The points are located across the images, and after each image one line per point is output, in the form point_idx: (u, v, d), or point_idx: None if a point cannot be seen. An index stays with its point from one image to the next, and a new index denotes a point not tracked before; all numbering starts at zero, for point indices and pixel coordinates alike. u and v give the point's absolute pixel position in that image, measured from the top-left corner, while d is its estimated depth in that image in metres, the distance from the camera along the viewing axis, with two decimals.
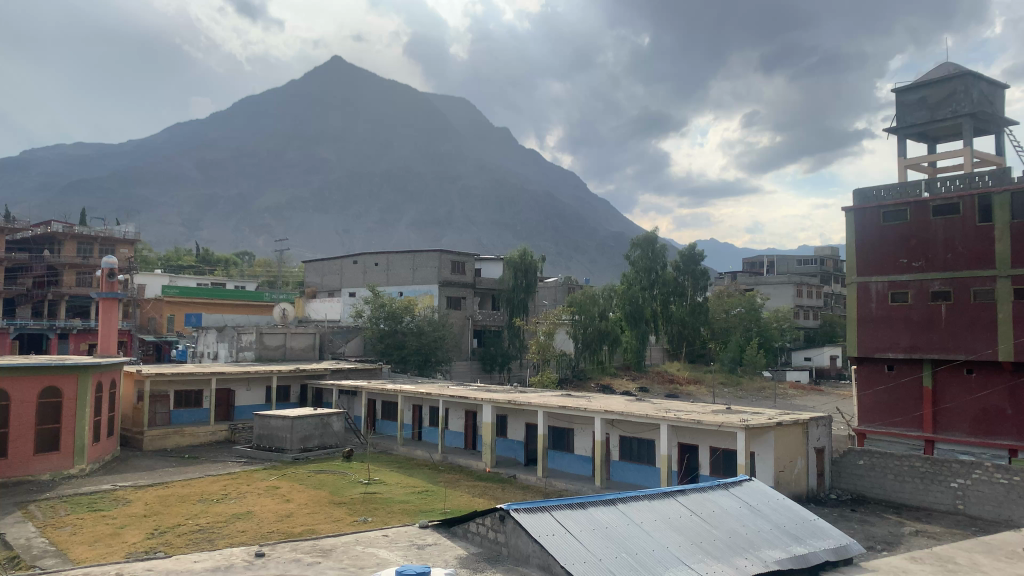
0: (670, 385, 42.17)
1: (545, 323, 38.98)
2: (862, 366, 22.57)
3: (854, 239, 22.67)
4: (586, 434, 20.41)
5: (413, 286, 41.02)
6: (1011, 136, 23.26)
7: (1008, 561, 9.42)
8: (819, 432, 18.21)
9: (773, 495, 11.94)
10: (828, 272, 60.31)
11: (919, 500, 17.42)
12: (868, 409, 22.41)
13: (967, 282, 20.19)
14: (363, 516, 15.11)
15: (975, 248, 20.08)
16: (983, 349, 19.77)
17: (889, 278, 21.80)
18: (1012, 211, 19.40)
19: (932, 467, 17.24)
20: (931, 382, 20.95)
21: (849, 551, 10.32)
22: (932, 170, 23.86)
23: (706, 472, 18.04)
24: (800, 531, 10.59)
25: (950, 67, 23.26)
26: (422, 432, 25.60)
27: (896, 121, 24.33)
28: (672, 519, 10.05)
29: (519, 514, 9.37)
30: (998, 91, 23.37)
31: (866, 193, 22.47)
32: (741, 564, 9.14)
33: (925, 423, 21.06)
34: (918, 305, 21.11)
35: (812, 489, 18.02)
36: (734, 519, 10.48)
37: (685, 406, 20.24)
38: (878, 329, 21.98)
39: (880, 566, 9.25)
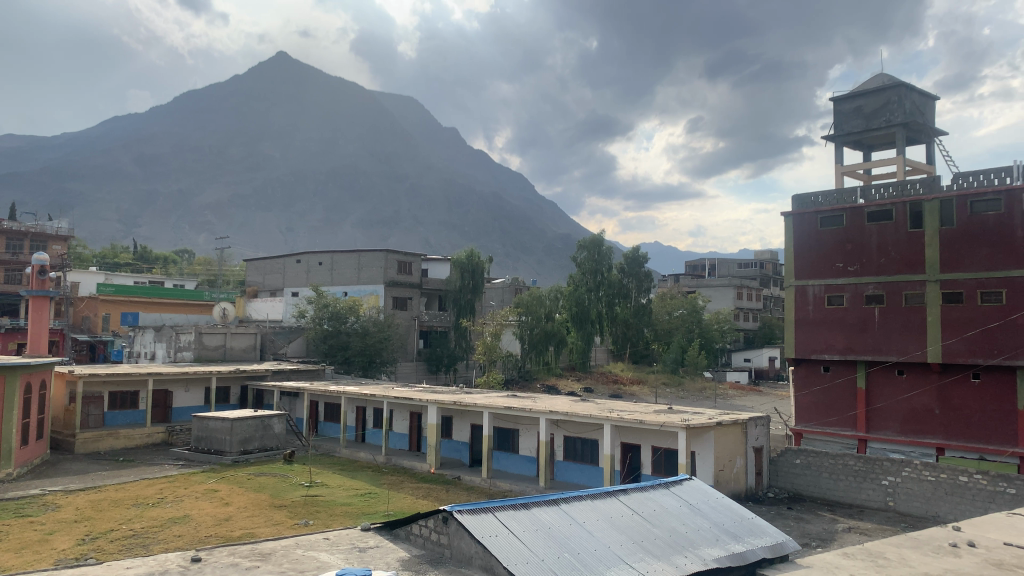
0: (614, 385, 42.62)
1: (492, 323, 39.06)
2: (799, 367, 23.14)
3: (793, 243, 23.24)
4: (531, 435, 20.50)
5: (358, 286, 40.55)
6: (941, 146, 24.16)
7: (935, 555, 9.76)
8: (757, 432, 18.60)
9: (712, 494, 12.14)
10: (767, 275, 61.81)
11: (852, 497, 17.95)
12: (805, 409, 23.00)
13: (899, 286, 20.86)
14: (305, 519, 14.91)
15: (907, 254, 20.75)
16: (913, 351, 20.49)
17: (825, 281, 22.39)
18: (942, 218, 20.11)
19: (865, 465, 17.77)
20: (865, 382, 21.60)
21: (785, 548, 10.57)
22: (867, 178, 24.60)
23: (648, 472, 18.29)
24: (739, 529, 10.81)
25: (885, 78, 24.02)
26: (365, 433, 25.38)
27: (833, 129, 25.04)
28: (614, 518, 10.16)
29: (462, 515, 9.35)
30: (929, 102, 24.24)
31: (804, 199, 23.05)
32: (681, 563, 9.26)
33: (859, 422, 21.71)
34: (853, 308, 21.75)
35: (750, 487, 18.39)
36: (675, 518, 10.64)
37: (628, 406, 20.46)
38: (815, 332, 22.57)
39: (815, 562, 9.48)
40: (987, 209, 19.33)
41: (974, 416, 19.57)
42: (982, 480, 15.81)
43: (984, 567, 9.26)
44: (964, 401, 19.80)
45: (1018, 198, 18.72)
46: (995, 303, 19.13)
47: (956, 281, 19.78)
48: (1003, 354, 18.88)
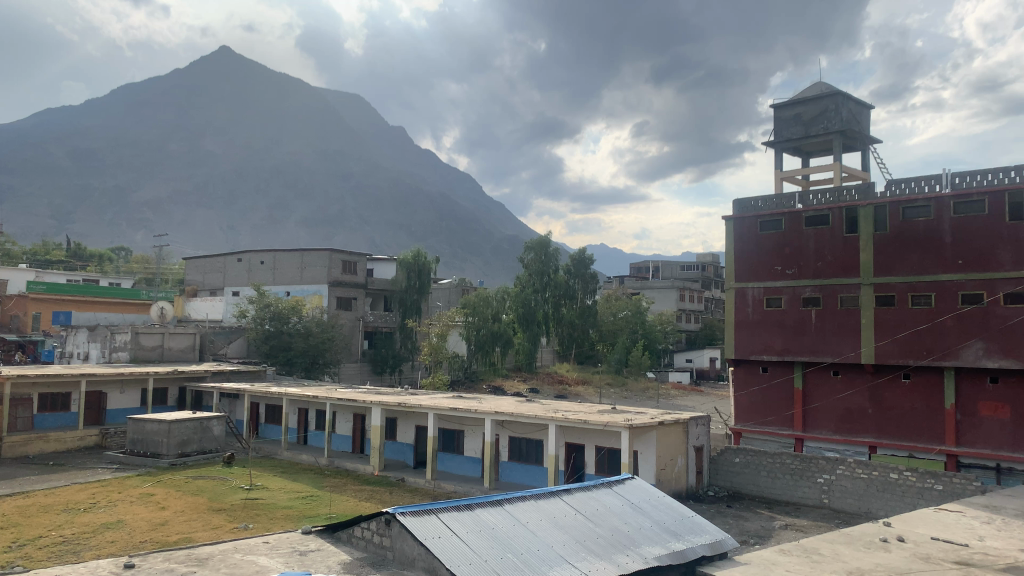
0: (560, 386, 42.76)
1: (438, 324, 38.92)
2: (738, 367, 23.62)
3: (733, 246, 23.70)
4: (476, 436, 20.48)
5: (301, 286, 39.91)
6: (875, 153, 24.96)
7: (866, 550, 10.07)
8: (698, 432, 18.93)
9: (653, 492, 12.32)
10: (709, 278, 62.95)
11: (789, 495, 18.40)
12: (744, 409, 23.49)
13: (835, 289, 21.44)
14: (244, 522, 14.64)
15: (843, 258, 21.34)
16: (848, 352, 21.10)
17: (764, 284, 22.90)
18: (875, 223, 20.73)
19: (801, 464, 18.21)
20: (802, 383, 22.16)
21: (724, 545, 10.78)
22: (805, 184, 25.24)
23: (592, 471, 18.46)
24: (679, 527, 10.98)
25: (823, 86, 24.69)
26: (307, 436, 25.05)
27: (773, 135, 25.62)
28: (557, 518, 10.21)
29: (405, 518, 9.28)
30: (864, 110, 25.01)
31: (745, 203, 23.55)
32: (622, 562, 9.36)
33: (796, 421, 22.26)
34: (790, 310, 22.29)
35: (691, 486, 18.70)
36: (616, 517, 10.75)
37: (573, 407, 20.58)
38: (754, 333, 23.05)
39: (752, 559, 9.68)
40: (918, 215, 20.01)
41: (905, 415, 20.29)
42: (912, 477, 16.37)
43: (912, 561, 9.60)
44: (895, 401, 20.49)
45: (947, 205, 19.44)
46: (924, 306, 19.80)
47: (889, 285, 20.41)
48: (932, 355, 19.59)
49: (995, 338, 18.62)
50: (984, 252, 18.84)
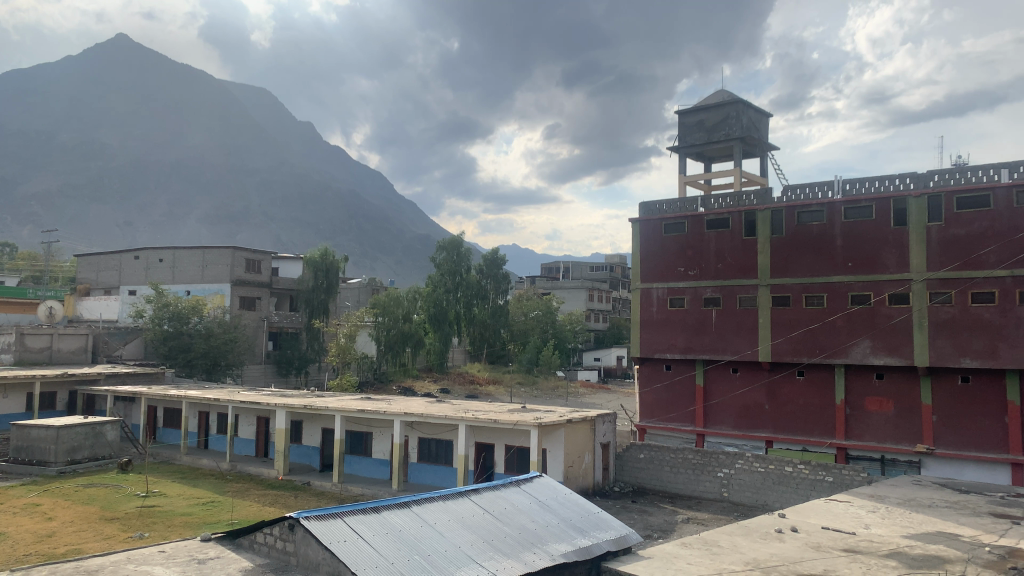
0: (470, 386, 42.77)
1: (347, 324, 38.31)
2: (643, 365, 24.19)
3: (639, 248, 24.24)
4: (384, 437, 20.28)
5: (202, 285, 38.52)
6: (772, 160, 26.03)
7: (762, 542, 10.50)
8: (604, 429, 19.33)
9: (560, 490, 12.48)
10: (616, 278, 64.16)
11: (691, 489, 18.97)
12: (648, 406, 24.09)
13: (734, 289, 22.22)
14: (139, 531, 14.03)
15: (742, 260, 22.12)
16: (745, 350, 21.90)
17: (668, 284, 23.52)
18: (772, 227, 21.60)
19: (703, 459, 18.80)
20: (703, 380, 22.89)
21: (628, 540, 11.04)
22: (708, 188, 26.08)
23: (501, 470, 18.56)
24: (585, 524, 11.15)
25: (725, 94, 25.57)
26: (208, 440, 24.26)
27: (678, 141, 26.34)
28: (465, 518, 10.21)
29: (310, 521, 9.07)
30: (763, 118, 26.05)
31: (650, 206, 24.15)
32: (529, 559, 9.44)
33: (697, 417, 22.97)
34: (692, 310, 22.98)
35: (598, 482, 19.08)
36: (524, 515, 10.84)
37: (483, 406, 20.64)
38: (658, 332, 23.66)
39: (654, 553, 9.90)
40: (812, 219, 20.95)
41: (799, 410, 21.24)
42: (804, 469, 17.14)
43: (804, 550, 10.06)
44: (790, 397, 21.42)
45: (838, 211, 20.45)
46: (817, 306, 20.76)
47: (784, 286, 21.29)
48: (824, 353, 20.58)
49: (880, 337, 19.71)
50: (872, 256, 19.91)
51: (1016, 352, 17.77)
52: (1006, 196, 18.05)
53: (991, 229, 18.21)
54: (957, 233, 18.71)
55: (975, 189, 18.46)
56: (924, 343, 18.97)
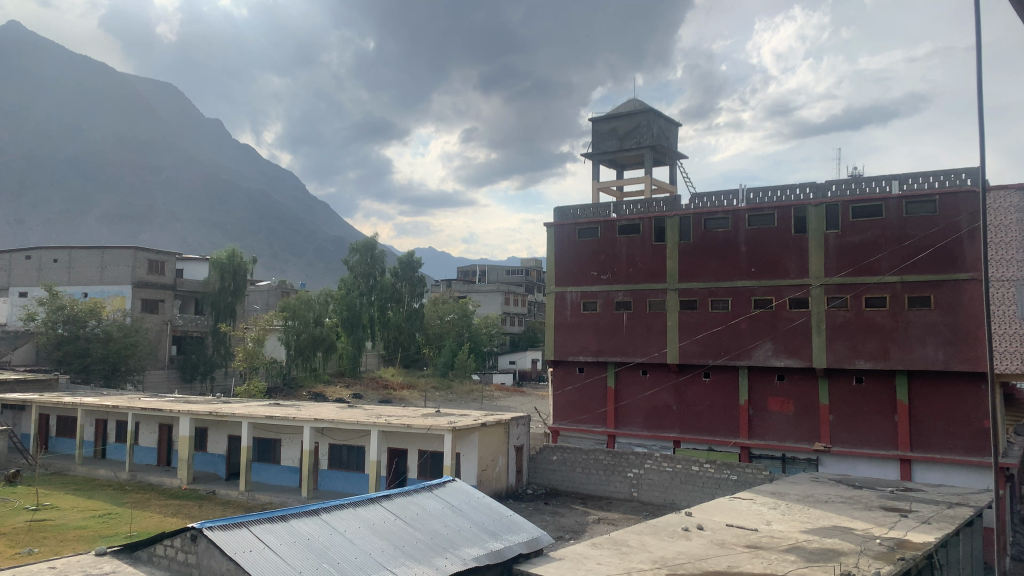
0: (384, 390, 42.36)
1: (255, 328, 37.35)
2: (557, 367, 24.48)
3: (554, 252, 24.50)
4: (294, 444, 19.85)
5: (100, 287, 36.77)
6: (681, 169, 26.79)
7: (669, 540, 10.78)
8: (518, 432, 19.55)
9: (473, 493, 12.48)
10: (532, 282, 64.66)
11: (602, 489, 19.28)
12: (561, 408, 24.37)
13: (645, 293, 22.72)
14: (28, 547, 13.28)
15: (651, 264, 22.64)
16: (655, 352, 22.44)
17: (581, 288, 23.86)
18: (680, 233, 22.18)
19: (613, 459, 19.13)
20: (614, 382, 23.33)
21: (539, 542, 11.14)
22: (620, 194, 26.58)
23: (414, 475, 18.43)
24: (497, 527, 11.18)
25: (637, 103, 26.15)
26: (106, 449, 23.19)
27: (591, 148, 26.74)
28: (375, 525, 10.08)
29: (213, 532, 8.76)
30: (673, 127, 26.78)
31: (564, 211, 24.45)
32: (441, 564, 9.40)
33: (609, 419, 23.38)
34: (604, 313, 23.40)
35: (511, 485, 19.27)
36: (436, 520, 10.79)
37: (395, 411, 20.46)
38: (572, 335, 23.97)
39: (564, 554, 10.00)
40: (719, 226, 21.61)
41: (705, 411, 21.88)
42: (711, 468, 17.57)
43: (709, 547, 10.37)
44: (697, 398, 22.06)
45: (743, 218, 21.19)
46: (722, 309, 21.45)
47: (692, 290, 21.89)
48: (729, 355, 21.28)
49: (781, 340, 20.52)
50: (774, 262, 20.69)
51: (905, 354, 18.80)
52: (897, 206, 19.07)
53: (883, 238, 19.21)
54: (852, 241, 19.64)
55: (869, 199, 19.42)
56: (822, 346, 19.86)
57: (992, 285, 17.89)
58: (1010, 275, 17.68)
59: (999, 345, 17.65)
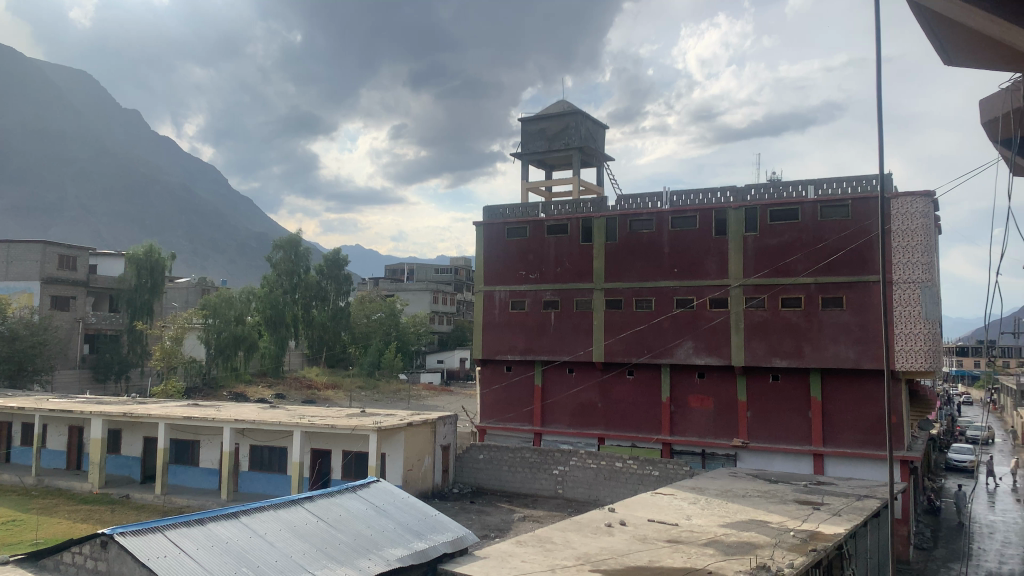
0: (308, 390, 41.60)
1: (173, 326, 36.22)
2: (484, 366, 24.53)
3: (482, 251, 24.53)
4: (213, 446, 19.31)
5: (6, 283, 34.97)
6: (608, 170, 27.19)
7: (592, 536, 10.93)
8: (444, 431, 19.57)
9: (398, 493, 12.39)
10: (461, 281, 64.49)
11: (527, 487, 19.40)
12: (488, 407, 24.41)
13: (571, 293, 22.97)
14: None
15: (578, 264, 22.89)
16: (581, 351, 22.72)
17: (510, 287, 23.95)
18: (607, 234, 22.49)
19: (539, 457, 19.27)
20: (541, 380, 23.51)
21: (464, 541, 11.15)
22: (548, 195, 26.80)
23: (337, 476, 18.18)
24: (422, 527, 11.13)
25: (566, 104, 26.39)
26: (10, 452, 22.10)
27: (520, 148, 26.86)
28: (296, 527, 9.90)
29: (125, 538, 8.43)
30: (600, 129, 27.14)
31: (494, 210, 24.50)
32: (364, 565, 9.31)
33: (535, 417, 23.53)
34: (532, 313, 23.56)
35: (437, 485, 19.26)
36: (360, 521, 10.68)
37: (319, 412, 20.12)
38: (499, 334, 24.04)
39: (489, 553, 10.01)
40: (643, 227, 22.00)
41: (629, 408, 22.26)
42: (633, 464, 17.82)
43: (632, 542, 10.56)
44: (621, 396, 22.42)
45: (667, 220, 21.64)
46: (646, 309, 21.86)
47: (617, 290, 22.23)
48: (651, 353, 21.70)
49: (702, 338, 21.04)
50: (696, 263, 21.19)
51: (818, 352, 19.54)
52: (812, 210, 19.75)
53: (799, 240, 19.89)
54: (770, 243, 20.27)
55: (786, 203, 20.06)
56: (740, 344, 20.46)
57: (899, 286, 18.72)
58: (915, 278, 18.55)
59: (904, 345, 18.53)
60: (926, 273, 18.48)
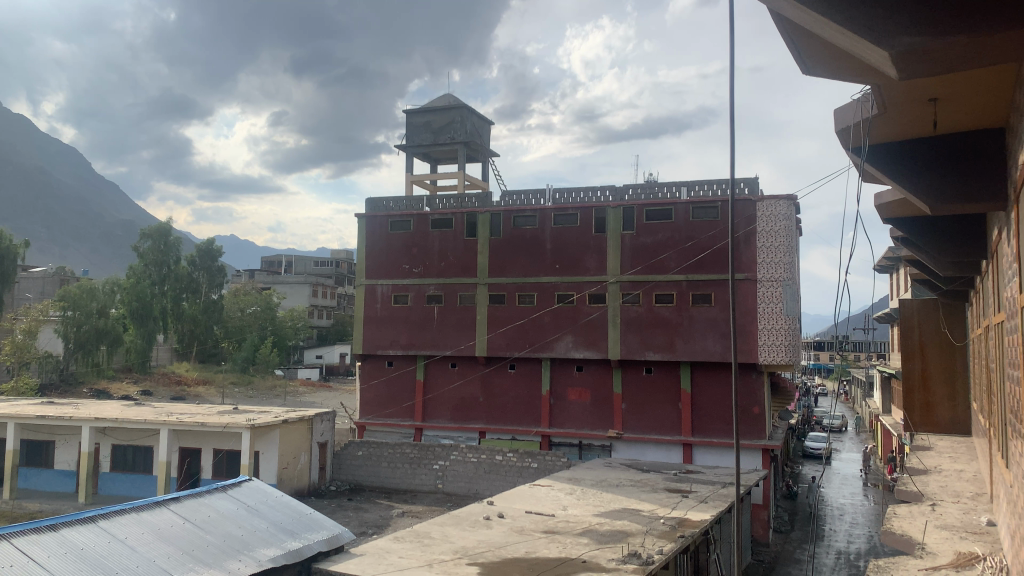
0: (176, 386, 39.77)
1: (27, 319, 33.84)
2: (365, 361, 24.19)
3: (365, 244, 24.16)
4: (70, 446, 18.14)
5: None
6: (493, 166, 27.35)
7: (471, 529, 10.99)
8: (322, 428, 19.18)
9: (271, 492, 12.03)
10: (342, 274, 63.21)
11: (406, 483, 19.28)
12: (368, 403, 24.09)
13: (454, 287, 22.98)
14: None
15: (462, 259, 22.90)
16: (463, 345, 22.77)
17: (392, 281, 23.69)
18: (491, 229, 22.60)
19: (419, 452, 19.17)
20: (423, 375, 23.41)
21: (340, 539, 10.96)
22: (433, 188, 26.67)
23: (208, 476, 17.50)
24: (296, 526, 10.86)
25: (451, 99, 26.33)
26: None
27: (405, 140, 26.56)
28: (161, 530, 9.44)
29: None
30: (485, 125, 27.25)
31: (377, 203, 24.18)
32: (233, 567, 9.01)
33: (416, 412, 23.39)
34: (415, 307, 23.39)
35: (314, 482, 18.87)
36: (230, 522, 10.31)
37: (189, 409, 19.21)
38: (381, 329, 23.76)
39: (365, 549, 9.87)
40: (527, 223, 22.25)
41: (509, 402, 22.50)
42: (513, 457, 17.97)
43: (509, 535, 10.69)
44: (502, 389, 22.64)
45: (549, 217, 21.98)
46: (528, 304, 22.14)
47: (500, 285, 22.41)
48: (532, 347, 22.01)
49: (581, 333, 21.53)
50: (576, 259, 21.64)
51: (688, 346, 20.40)
52: (685, 211, 20.54)
53: (672, 240, 20.66)
54: (646, 242, 20.95)
55: (661, 203, 20.77)
56: (617, 338, 21.07)
57: (763, 284, 19.77)
58: (777, 276, 19.65)
59: (767, 339, 19.62)
60: (787, 272, 19.62)
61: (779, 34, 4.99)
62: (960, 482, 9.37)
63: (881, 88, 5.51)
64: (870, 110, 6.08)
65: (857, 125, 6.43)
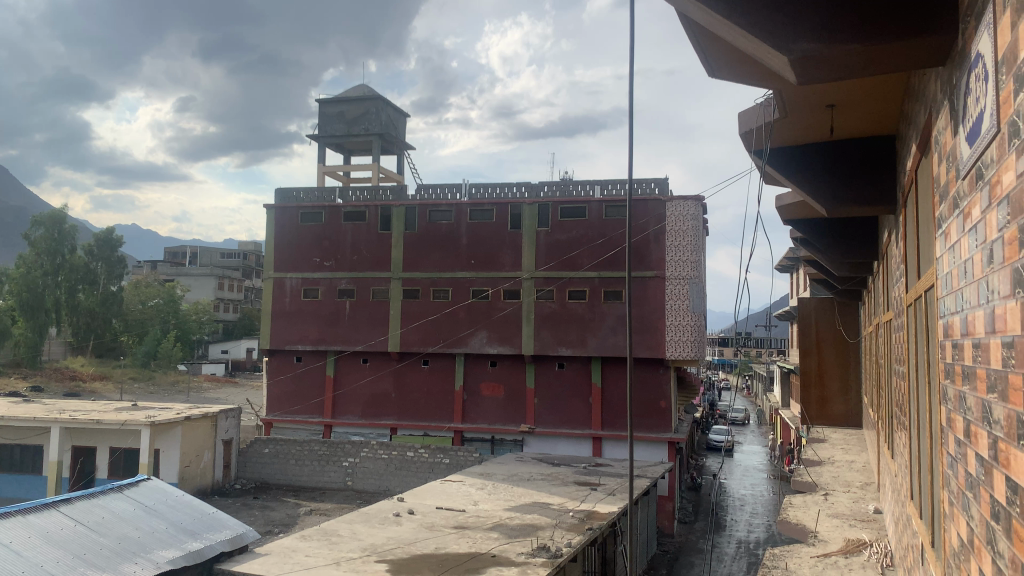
0: (70, 382, 37.87)
1: None
2: (273, 357, 23.61)
3: (274, 236, 23.55)
4: None
5: None
6: (407, 160, 27.11)
7: (379, 526, 10.87)
8: (227, 425, 18.64)
9: (170, 491, 11.58)
10: (250, 266, 61.40)
11: (315, 480, 18.93)
12: (276, 399, 23.54)
13: (367, 281, 22.66)
14: None
15: (375, 253, 22.61)
16: (375, 340, 22.51)
17: (302, 275, 23.19)
18: (406, 223, 22.38)
19: (329, 449, 18.85)
20: (333, 370, 22.99)
21: (243, 539, 10.67)
22: (346, 180, 26.22)
23: (103, 475, 16.75)
24: (197, 526, 10.50)
25: (366, 89, 25.92)
26: None
27: (318, 129, 25.97)
28: (51, 534, 8.96)
29: None
30: (400, 118, 26.96)
31: (287, 194, 23.63)
32: (129, 571, 8.66)
33: (326, 409, 22.94)
34: (326, 301, 22.98)
35: (218, 481, 18.32)
36: (126, 523, 9.88)
37: (83, 406, 18.29)
38: (290, 323, 23.25)
39: (270, 548, 9.63)
40: (442, 218, 22.14)
41: (421, 397, 22.36)
42: (424, 453, 17.86)
43: (419, 531, 10.62)
44: (414, 385, 22.47)
45: (464, 212, 21.93)
46: (442, 299, 22.03)
47: (414, 279, 22.23)
48: (445, 342, 21.95)
49: (495, 328, 21.59)
50: (490, 255, 21.69)
51: (599, 341, 20.76)
52: (598, 209, 20.84)
53: (585, 237, 20.93)
54: (559, 238, 21.15)
55: (575, 201, 21.01)
56: (530, 334, 21.24)
57: (672, 282, 20.27)
58: (685, 274, 20.18)
59: (674, 335, 20.16)
60: (695, 270, 20.17)
61: (688, 36, 5.06)
62: (850, 472, 9.87)
63: (785, 93, 5.70)
64: (773, 114, 6.28)
65: (760, 129, 6.64)
